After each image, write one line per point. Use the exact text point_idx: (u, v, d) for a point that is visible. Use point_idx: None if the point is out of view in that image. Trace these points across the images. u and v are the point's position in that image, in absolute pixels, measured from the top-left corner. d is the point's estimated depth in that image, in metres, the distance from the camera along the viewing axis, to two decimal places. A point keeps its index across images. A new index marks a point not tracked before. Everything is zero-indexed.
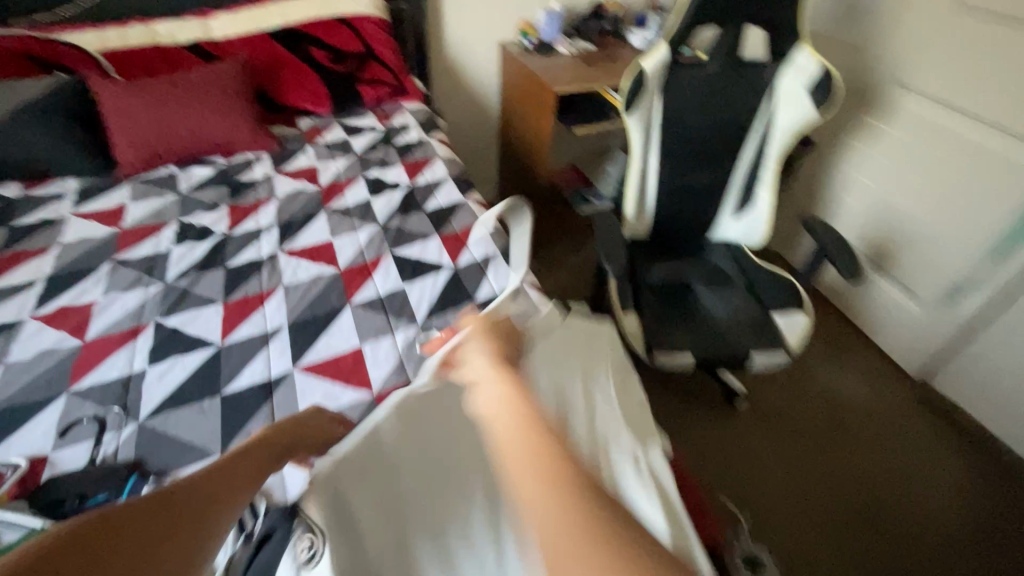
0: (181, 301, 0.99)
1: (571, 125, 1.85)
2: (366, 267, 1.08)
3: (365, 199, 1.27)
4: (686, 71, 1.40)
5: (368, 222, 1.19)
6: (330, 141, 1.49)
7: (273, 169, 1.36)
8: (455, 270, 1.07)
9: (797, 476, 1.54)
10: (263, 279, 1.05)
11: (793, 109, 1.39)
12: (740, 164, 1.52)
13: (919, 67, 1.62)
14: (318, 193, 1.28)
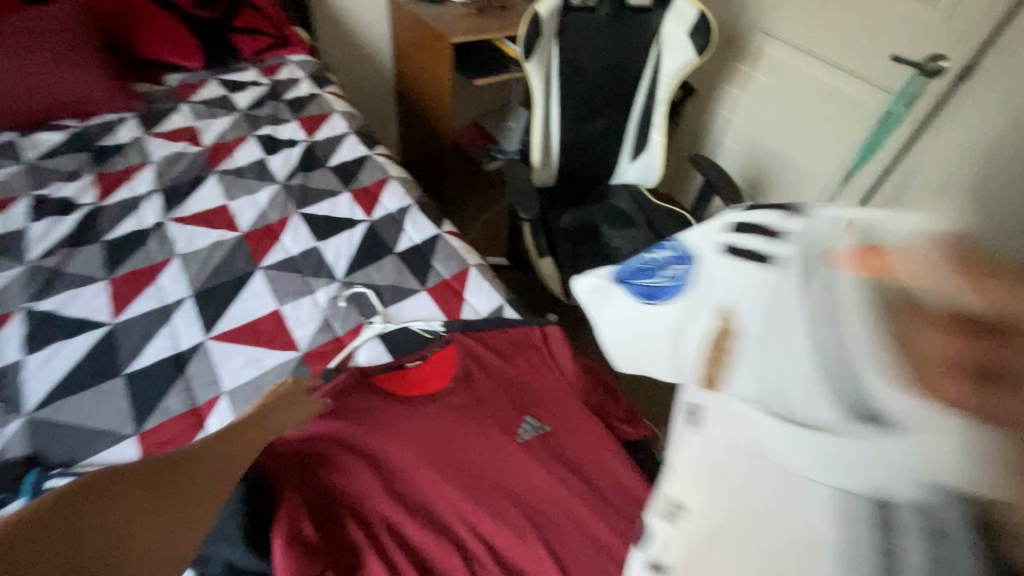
0: (57, 279, 0.87)
1: (471, 77, 1.82)
2: (271, 228, 1.01)
3: (259, 158, 1.17)
4: (578, 17, 1.43)
5: (268, 182, 1.11)
6: (208, 97, 1.34)
7: (144, 131, 1.21)
8: (373, 223, 1.04)
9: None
10: (152, 252, 0.94)
11: (680, 53, 1.47)
12: (636, 111, 1.61)
13: (776, 14, 1.80)
14: (205, 155, 1.16)
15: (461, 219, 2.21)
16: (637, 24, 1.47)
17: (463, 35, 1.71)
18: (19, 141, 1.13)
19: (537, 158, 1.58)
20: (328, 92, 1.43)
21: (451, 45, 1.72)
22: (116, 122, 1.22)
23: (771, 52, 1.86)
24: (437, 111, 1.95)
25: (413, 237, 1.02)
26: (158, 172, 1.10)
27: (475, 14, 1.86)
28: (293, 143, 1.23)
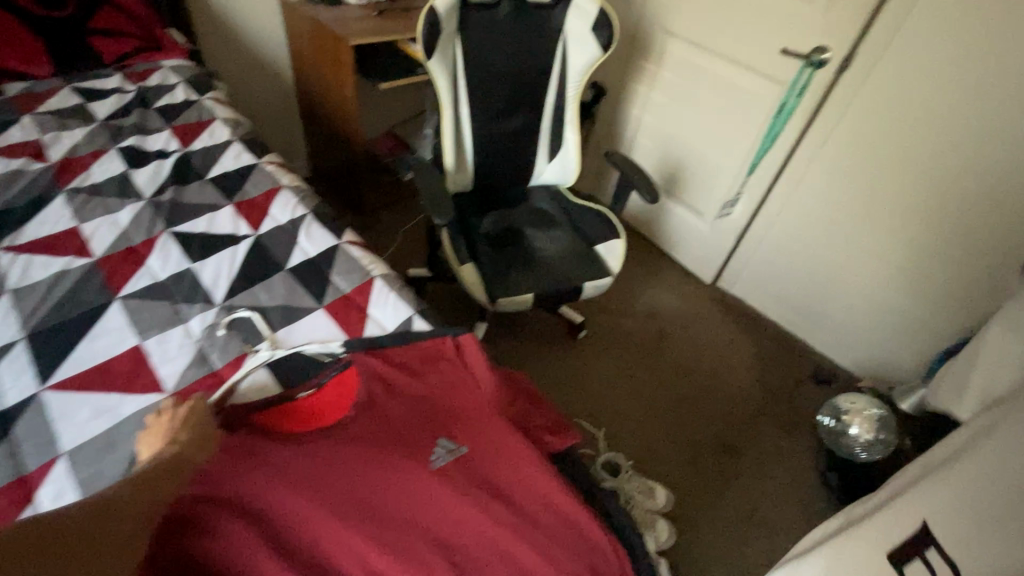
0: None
1: (375, 81, 1.72)
2: (134, 251, 0.87)
3: (121, 172, 1.01)
4: (479, 15, 1.38)
5: (131, 199, 0.96)
6: (57, 108, 1.15)
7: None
8: (259, 237, 0.93)
9: (639, 381, 1.74)
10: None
11: (586, 52, 1.47)
12: (548, 110, 1.58)
13: (675, 14, 1.86)
14: (50, 172, 0.99)
15: (381, 232, 2.10)
16: (540, 22, 1.44)
17: (363, 36, 1.61)
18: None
19: (450, 162, 1.51)
20: (208, 98, 1.28)
21: (350, 47, 1.62)
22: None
23: (674, 50, 1.91)
24: (343, 119, 1.84)
25: (305, 250, 0.92)
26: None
27: (375, 16, 1.78)
28: (164, 154, 1.08)
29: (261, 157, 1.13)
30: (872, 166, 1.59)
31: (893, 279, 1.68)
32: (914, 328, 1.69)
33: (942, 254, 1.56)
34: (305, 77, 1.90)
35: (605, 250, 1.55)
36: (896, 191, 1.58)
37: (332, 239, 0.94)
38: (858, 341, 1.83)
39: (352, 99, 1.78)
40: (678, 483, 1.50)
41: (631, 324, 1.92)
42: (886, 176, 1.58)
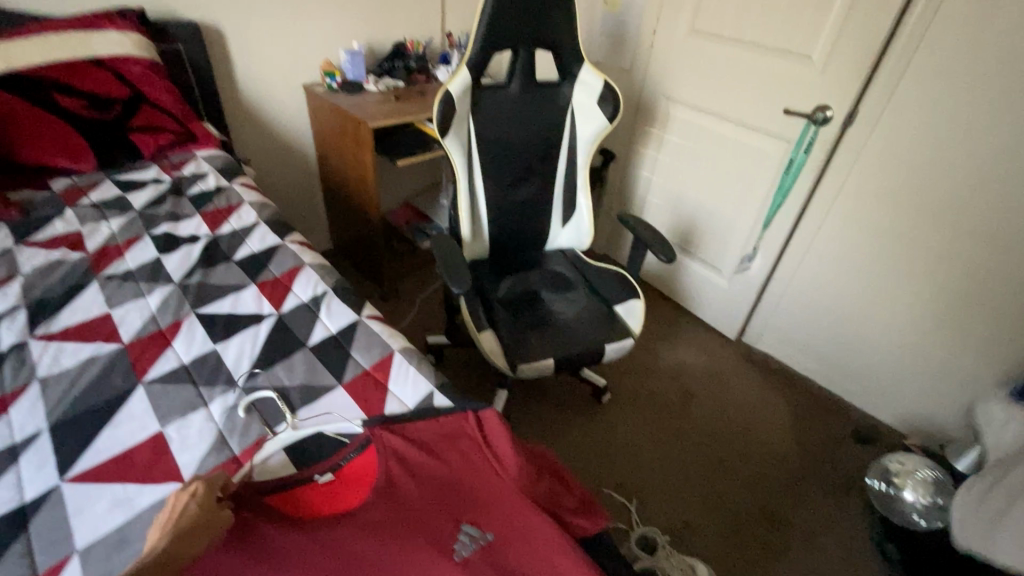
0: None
1: (395, 159, 1.80)
2: (160, 334, 0.89)
3: (153, 258, 1.06)
4: (490, 94, 1.46)
5: (161, 283, 1.00)
6: (99, 201, 1.23)
7: (15, 242, 1.07)
8: (281, 315, 0.94)
9: (668, 444, 1.66)
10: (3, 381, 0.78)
11: (595, 123, 1.52)
12: (559, 178, 1.64)
13: (676, 83, 1.94)
14: (86, 260, 1.04)
15: (400, 302, 2.13)
16: (548, 98, 1.52)
17: (381, 119, 1.72)
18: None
19: (466, 231, 1.55)
20: (238, 183, 1.36)
21: (370, 130, 1.72)
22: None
23: (679, 115, 1.98)
24: (363, 195, 1.92)
25: (327, 326, 0.92)
26: (24, 284, 0.96)
27: (393, 101, 1.90)
28: (194, 238, 1.13)
29: (286, 237, 1.18)
30: (884, 215, 1.59)
31: (928, 332, 1.61)
32: (953, 378, 1.60)
33: (978, 305, 1.50)
34: (329, 159, 2.01)
35: (625, 311, 1.53)
36: (916, 240, 1.55)
37: (352, 314, 0.95)
38: (898, 396, 1.74)
39: (372, 176, 1.86)
40: (719, 560, 1.38)
41: (656, 384, 1.87)
42: (906, 227, 1.56)
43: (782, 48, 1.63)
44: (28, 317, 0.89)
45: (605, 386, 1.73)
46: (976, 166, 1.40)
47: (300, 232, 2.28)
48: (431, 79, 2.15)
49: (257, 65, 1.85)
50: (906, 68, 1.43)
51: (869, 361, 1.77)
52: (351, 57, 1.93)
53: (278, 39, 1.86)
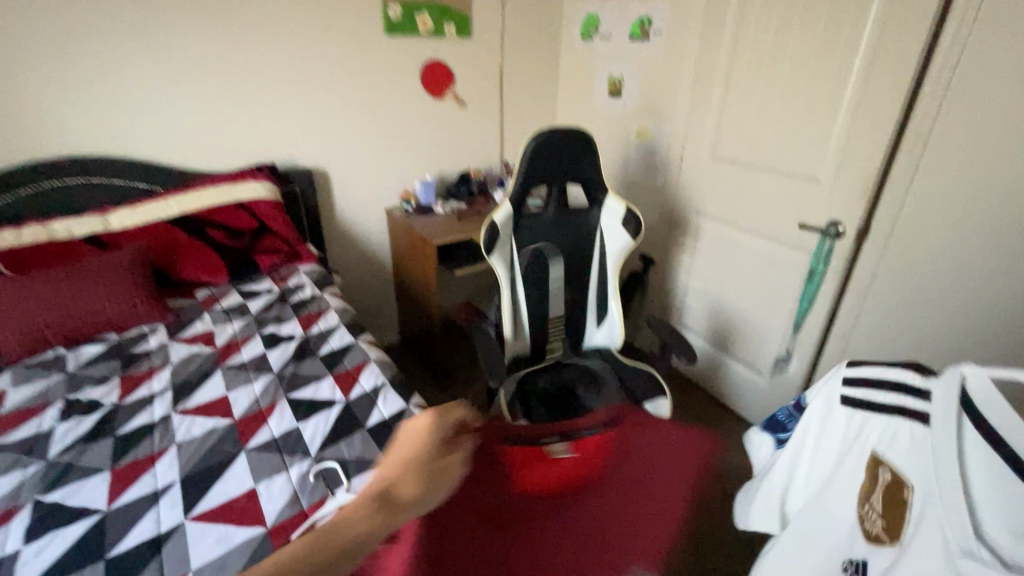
0: (66, 472, 1.01)
1: (454, 269, 2.14)
2: (260, 412, 1.17)
3: (261, 352, 1.38)
4: (530, 219, 1.77)
5: (265, 372, 1.30)
6: (228, 306, 1.62)
7: (169, 338, 1.45)
8: (348, 401, 1.19)
9: (703, 544, 1.66)
10: (153, 443, 1.08)
11: (621, 240, 1.76)
12: (592, 285, 1.87)
13: (704, 199, 2.17)
14: (215, 353, 1.38)
15: (455, 392, 2.35)
16: (580, 220, 1.80)
17: (444, 237, 2.08)
18: (65, 354, 1.37)
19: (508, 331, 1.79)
20: (328, 292, 1.71)
21: (435, 246, 2.08)
22: (148, 332, 1.48)
23: (709, 227, 2.18)
24: (427, 298, 2.25)
25: (382, 411, 1.16)
26: (172, 371, 1.31)
27: (456, 220, 2.28)
28: (291, 337, 1.45)
29: (358, 336, 1.48)
30: (911, 322, 1.63)
31: None
32: None
33: None
34: (401, 267, 2.40)
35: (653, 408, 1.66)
36: (949, 348, 1.57)
37: (401, 403, 1.18)
38: None
39: (435, 282, 2.19)
40: None
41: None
42: (938, 335, 1.58)
43: (793, 171, 1.83)
44: (173, 396, 1.21)
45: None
46: (990, 280, 1.45)
47: (375, 327, 2.64)
48: (490, 199, 2.55)
49: (352, 196, 2.33)
50: (908, 191, 1.56)
51: None
52: (422, 185, 2.36)
53: (369, 175, 2.34)
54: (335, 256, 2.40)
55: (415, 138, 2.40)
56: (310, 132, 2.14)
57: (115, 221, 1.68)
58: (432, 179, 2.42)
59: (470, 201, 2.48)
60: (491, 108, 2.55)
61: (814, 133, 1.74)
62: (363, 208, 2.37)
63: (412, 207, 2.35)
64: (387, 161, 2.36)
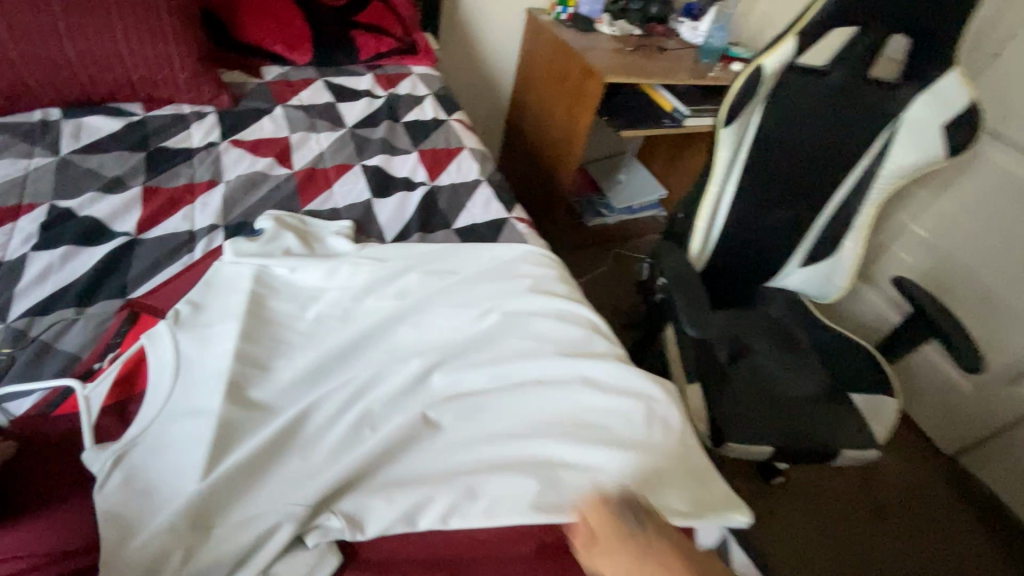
0: (34, 363, 0.56)
1: (615, 125, 1.50)
2: (359, 312, 0.67)
3: (366, 199, 0.86)
4: (798, 81, 1.07)
5: (374, 236, 0.80)
6: (311, 103, 1.04)
7: (221, 136, 0.90)
8: (501, 319, 0.70)
9: (841, 549, 1.39)
10: (182, 340, 0.59)
11: (922, 150, 1.10)
12: (827, 210, 1.25)
13: (1013, 112, 1.41)
14: (298, 181, 0.86)
15: None
16: (873, 101, 1.10)
17: (618, 75, 1.41)
18: (59, 122, 0.84)
19: (696, 245, 1.21)
20: (456, 120, 1.11)
21: (601, 83, 1.41)
22: (191, 116, 0.93)
23: (992, 156, 1.46)
24: (557, 156, 1.66)
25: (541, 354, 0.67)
26: (226, 198, 0.80)
27: (628, 53, 1.55)
28: (410, 185, 0.91)
29: (509, 208, 0.93)
30: None
31: None
32: None
33: None
34: (527, 98, 1.74)
35: (867, 401, 1.18)
36: None
37: (610, 365, 0.67)
38: None
39: (574, 135, 1.57)
40: None
41: (836, 482, 1.53)
42: None
43: None
44: (227, 239, 0.72)
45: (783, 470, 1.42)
46: None
47: None
48: (670, 34, 1.75)
49: None
50: None
51: None
52: None
53: None
54: (443, 60, 1.72)
55: None
56: None
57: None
58: None
59: (643, 27, 1.70)
60: None
61: None
62: None
63: (568, 14, 1.60)
64: None
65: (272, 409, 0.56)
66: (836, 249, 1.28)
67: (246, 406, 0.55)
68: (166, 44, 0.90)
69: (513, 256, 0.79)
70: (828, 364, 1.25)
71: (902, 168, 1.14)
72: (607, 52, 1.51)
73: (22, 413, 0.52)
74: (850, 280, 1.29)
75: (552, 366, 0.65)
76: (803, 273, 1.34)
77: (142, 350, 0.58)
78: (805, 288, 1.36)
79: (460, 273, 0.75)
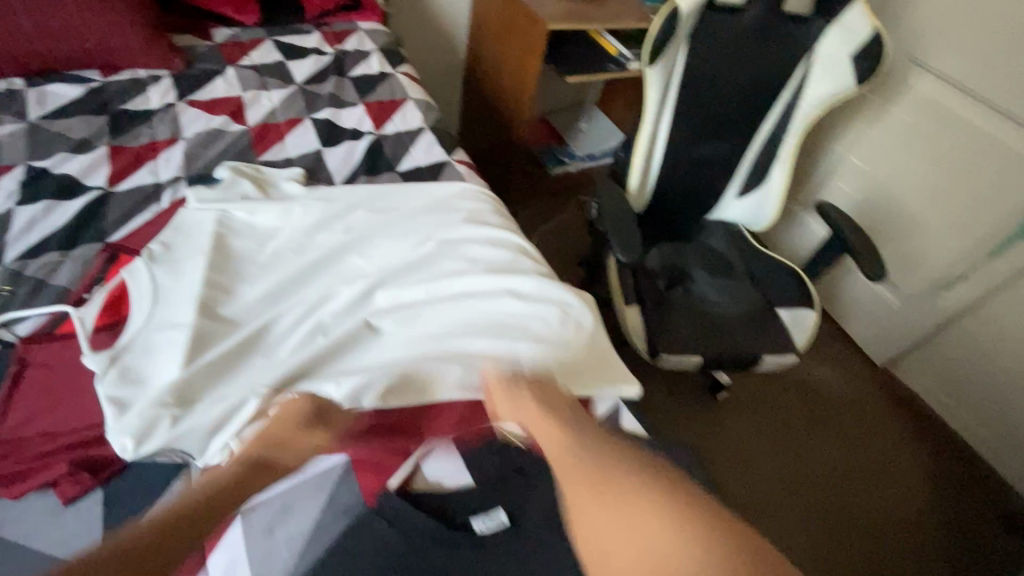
0: (33, 294, 0.66)
1: (563, 72, 1.56)
2: (310, 245, 0.77)
3: (316, 149, 0.94)
4: (718, 19, 1.15)
5: (324, 181, 0.90)
6: (261, 62, 1.10)
7: (177, 97, 0.97)
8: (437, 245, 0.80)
9: (774, 454, 1.55)
10: (158, 272, 0.70)
11: (835, 82, 1.19)
12: (756, 143, 1.34)
13: (935, 41, 1.49)
14: (251, 136, 0.94)
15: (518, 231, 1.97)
16: (788, 35, 1.19)
17: (561, 21, 1.46)
18: (23, 90, 0.90)
19: (634, 182, 1.30)
20: (402, 73, 1.18)
21: (546, 31, 1.47)
22: (147, 79, 0.99)
23: (917, 85, 1.55)
24: (511, 105, 1.72)
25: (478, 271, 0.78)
26: (186, 153, 0.88)
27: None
28: (357, 135, 0.99)
29: (450, 153, 1.02)
30: None
31: None
32: None
33: None
34: (481, 50, 1.78)
35: (791, 315, 1.31)
36: None
37: (533, 278, 0.78)
38: None
39: (525, 84, 1.62)
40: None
41: (778, 393, 1.69)
42: None
43: None
44: (189, 188, 0.81)
45: (726, 384, 1.57)
46: None
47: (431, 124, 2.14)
48: None
49: None
50: None
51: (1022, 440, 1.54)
52: None
53: None
54: (396, 14, 1.75)
55: None
56: None
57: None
58: None
59: None
60: None
61: None
62: None
63: None
64: None
65: (236, 322, 0.67)
66: (765, 179, 1.37)
67: (217, 321, 0.66)
68: (115, 10, 0.95)
69: (451, 193, 0.89)
70: (759, 285, 1.38)
71: (818, 100, 1.23)
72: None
73: (28, 333, 0.63)
74: (781, 210, 1.38)
75: (480, 281, 0.76)
76: (738, 204, 1.43)
77: (124, 283, 0.68)
78: (741, 219, 1.45)
79: (401, 208, 0.85)
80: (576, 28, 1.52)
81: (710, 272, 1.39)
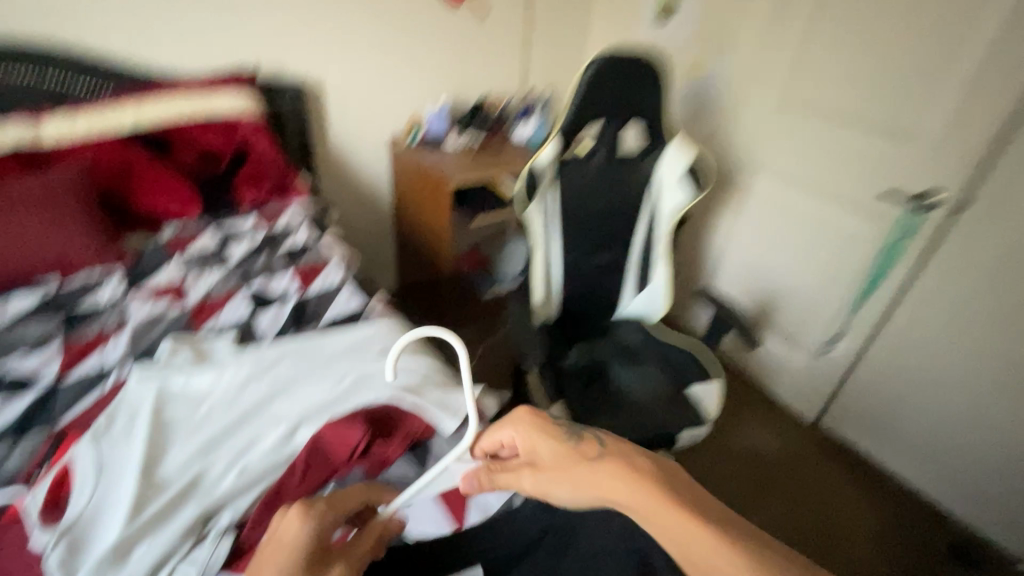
0: None
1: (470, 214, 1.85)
2: (239, 399, 0.89)
3: (247, 316, 1.10)
4: (573, 164, 1.46)
5: (254, 341, 1.04)
6: (201, 249, 1.30)
7: (126, 290, 1.14)
8: (353, 379, 0.93)
9: None
10: (99, 447, 0.79)
11: (676, 194, 1.49)
12: (635, 249, 1.60)
13: (757, 151, 1.88)
14: (190, 315, 1.09)
15: None
16: (632, 166, 1.51)
17: (462, 177, 1.77)
18: None
19: (538, 297, 1.52)
20: (326, 239, 1.40)
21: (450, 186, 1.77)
22: (98, 280, 1.16)
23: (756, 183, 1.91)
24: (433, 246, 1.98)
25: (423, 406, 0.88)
26: (131, 337, 1.02)
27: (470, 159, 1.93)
28: (285, 298, 1.16)
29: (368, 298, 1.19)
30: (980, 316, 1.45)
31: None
32: None
33: None
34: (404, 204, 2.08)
35: (699, 391, 1.46)
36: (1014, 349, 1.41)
37: (436, 392, 0.91)
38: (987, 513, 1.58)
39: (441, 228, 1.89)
40: None
41: (724, 468, 1.77)
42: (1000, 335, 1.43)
43: (879, 128, 1.55)
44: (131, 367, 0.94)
45: None
46: None
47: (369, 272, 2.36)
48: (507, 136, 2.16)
49: (345, 115, 1.95)
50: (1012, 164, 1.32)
51: (953, 474, 1.63)
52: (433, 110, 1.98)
53: (364, 95, 1.96)
54: (329, 187, 2.05)
55: (422, 54, 2.01)
56: (297, 39, 1.75)
57: (51, 132, 1.31)
58: (443, 102, 2.02)
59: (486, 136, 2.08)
60: (514, 23, 2.15)
61: (922, 75, 1.43)
62: (362, 131, 2.01)
63: (419, 136, 2.00)
64: (386, 76, 1.97)
65: (170, 482, 0.76)
66: (650, 278, 1.61)
67: (152, 483, 0.75)
68: (73, 230, 1.18)
69: (367, 334, 1.05)
70: (670, 368, 1.53)
71: (670, 209, 1.52)
72: (453, 159, 1.90)
73: None
74: (671, 299, 1.60)
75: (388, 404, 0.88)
76: (637, 300, 1.65)
77: (68, 464, 0.76)
78: (642, 313, 1.66)
79: (322, 355, 0.99)
80: (476, 179, 1.83)
81: (625, 365, 1.54)
